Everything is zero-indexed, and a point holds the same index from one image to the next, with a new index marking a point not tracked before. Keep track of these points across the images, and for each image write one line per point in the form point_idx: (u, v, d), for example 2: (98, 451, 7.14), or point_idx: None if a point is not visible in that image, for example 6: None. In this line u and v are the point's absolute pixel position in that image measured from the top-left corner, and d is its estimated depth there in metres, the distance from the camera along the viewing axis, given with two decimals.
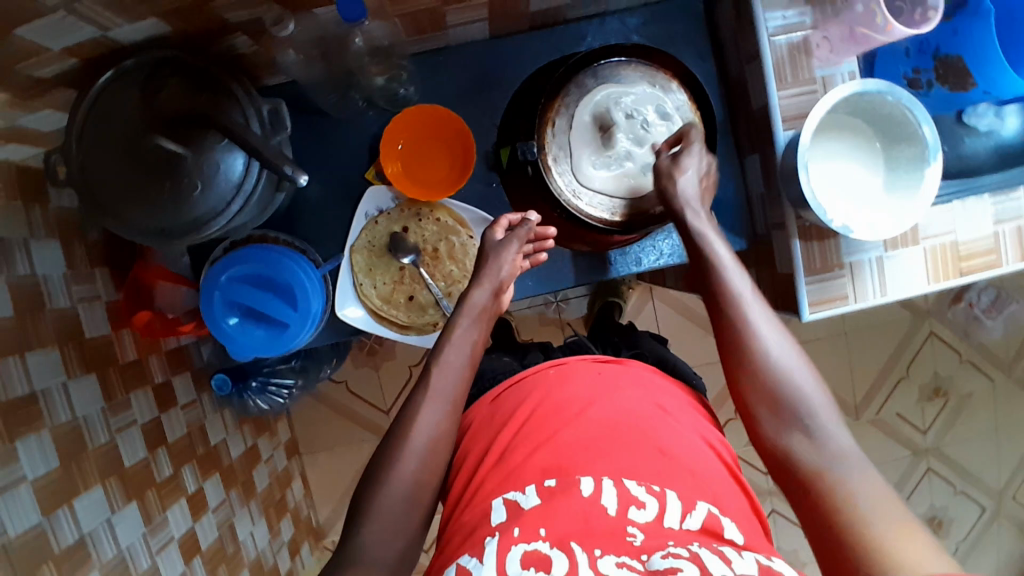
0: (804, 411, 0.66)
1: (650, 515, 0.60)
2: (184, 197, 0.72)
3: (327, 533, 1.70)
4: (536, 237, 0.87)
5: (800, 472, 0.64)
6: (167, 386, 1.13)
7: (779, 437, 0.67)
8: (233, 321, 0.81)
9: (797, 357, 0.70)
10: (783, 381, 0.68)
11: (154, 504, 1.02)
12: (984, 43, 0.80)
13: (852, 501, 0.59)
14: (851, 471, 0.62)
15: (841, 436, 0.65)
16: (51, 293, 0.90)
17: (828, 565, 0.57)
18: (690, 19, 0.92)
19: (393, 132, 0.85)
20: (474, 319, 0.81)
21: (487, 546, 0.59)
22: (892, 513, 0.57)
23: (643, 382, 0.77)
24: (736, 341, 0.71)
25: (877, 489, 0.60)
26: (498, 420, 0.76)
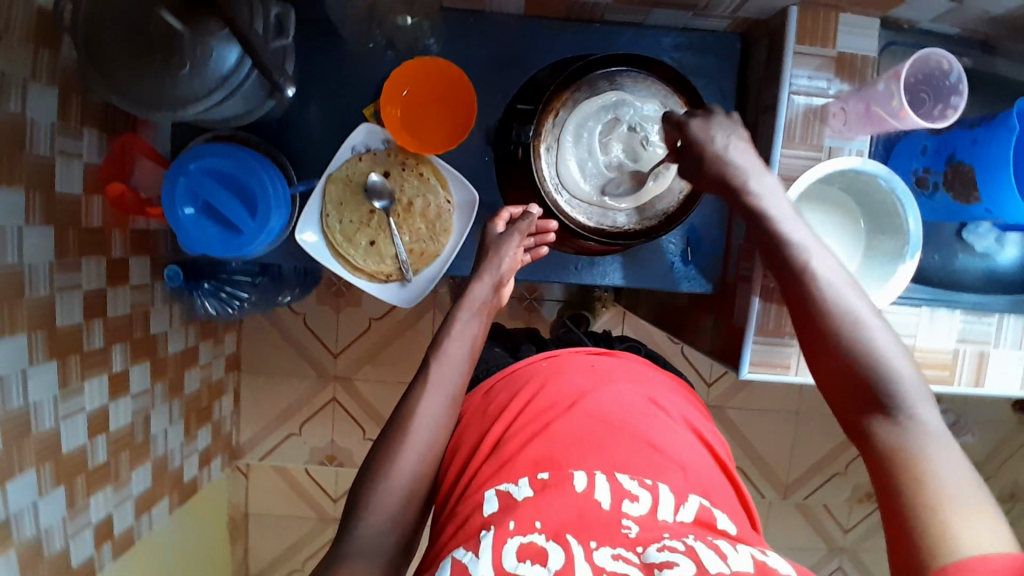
0: (885, 383, 0.60)
1: (643, 508, 0.61)
2: (170, 74, 0.70)
3: (243, 454, 1.70)
4: (538, 230, 0.85)
5: (876, 453, 0.58)
6: (123, 264, 1.13)
7: (859, 413, 0.61)
8: (189, 212, 0.80)
9: (889, 330, 0.64)
10: (855, 350, 0.63)
11: (74, 371, 1.02)
12: (999, 160, 0.80)
13: (930, 481, 0.54)
14: (936, 451, 0.56)
15: (928, 409, 0.59)
16: (35, 137, 0.90)
17: (889, 542, 0.54)
18: (723, 57, 0.91)
19: (401, 77, 0.83)
20: (474, 313, 0.81)
21: (481, 540, 0.58)
22: (976, 501, 0.52)
23: (637, 376, 0.78)
24: (814, 313, 0.66)
25: (964, 474, 0.54)
26: (491, 411, 0.76)
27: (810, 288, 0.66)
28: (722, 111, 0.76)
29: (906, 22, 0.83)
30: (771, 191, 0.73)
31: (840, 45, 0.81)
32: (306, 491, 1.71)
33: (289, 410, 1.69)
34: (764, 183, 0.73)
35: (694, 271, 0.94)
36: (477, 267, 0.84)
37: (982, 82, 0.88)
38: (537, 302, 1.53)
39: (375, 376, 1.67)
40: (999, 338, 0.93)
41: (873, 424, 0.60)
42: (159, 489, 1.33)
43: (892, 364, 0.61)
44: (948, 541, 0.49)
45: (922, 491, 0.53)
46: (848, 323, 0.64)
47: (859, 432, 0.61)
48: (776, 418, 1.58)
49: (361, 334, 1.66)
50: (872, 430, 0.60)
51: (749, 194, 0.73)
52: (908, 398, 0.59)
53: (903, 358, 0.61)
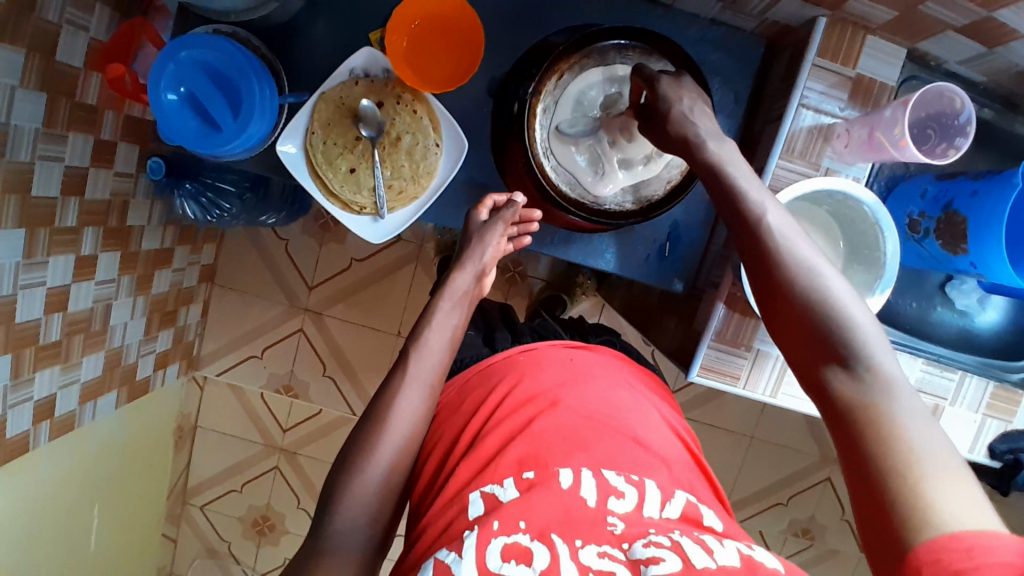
0: (838, 337, 0.56)
1: (630, 505, 0.60)
2: None
3: (202, 367, 1.70)
4: (521, 220, 0.86)
5: (838, 413, 0.55)
6: (112, 146, 1.12)
7: (817, 369, 0.58)
8: (172, 97, 0.78)
9: (843, 282, 0.59)
10: (813, 305, 0.58)
11: (41, 244, 1.00)
12: (994, 216, 0.77)
13: (894, 440, 0.51)
14: (901, 405, 0.53)
15: (884, 359, 0.55)
16: (45, 2, 0.88)
17: (862, 511, 0.51)
18: (745, 60, 0.89)
19: (412, 7, 0.81)
20: (456, 302, 0.80)
21: (465, 541, 0.57)
22: (936, 453, 0.50)
23: (611, 369, 0.79)
24: (770, 275, 0.61)
25: (927, 427, 0.52)
26: (467, 406, 0.75)
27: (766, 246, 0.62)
28: (689, 77, 0.72)
29: (934, 59, 0.80)
30: (730, 154, 0.67)
31: (859, 67, 0.79)
32: (257, 416, 1.71)
33: (255, 333, 1.68)
34: (725, 145, 0.68)
35: (669, 269, 0.93)
36: (460, 255, 0.84)
37: (995, 137, 0.86)
38: (520, 276, 1.51)
39: (345, 315, 1.67)
40: (957, 396, 0.92)
41: (831, 380, 0.56)
42: (109, 381, 1.32)
43: (851, 319, 0.57)
44: (917, 512, 0.47)
45: (890, 456, 0.51)
46: (804, 280, 0.59)
47: (817, 389, 0.57)
48: (729, 437, 1.58)
49: (341, 272, 1.65)
50: (831, 387, 0.56)
51: (710, 154, 0.67)
52: (867, 351, 0.55)
53: (862, 311, 0.58)
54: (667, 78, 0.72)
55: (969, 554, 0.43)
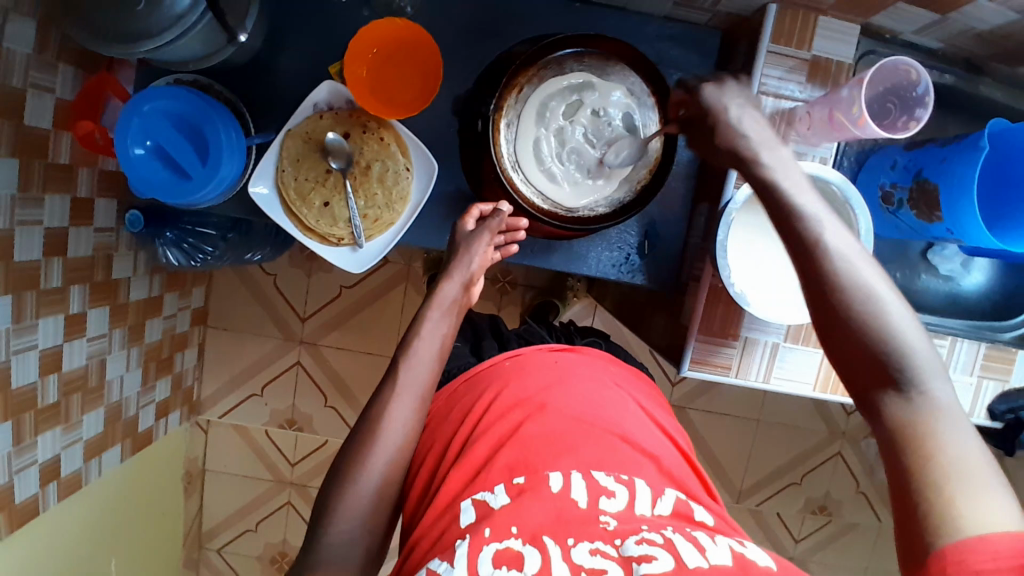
0: (892, 360, 0.54)
1: (621, 503, 0.61)
2: (128, 10, 0.68)
3: (205, 410, 1.70)
4: (508, 227, 0.85)
5: (881, 434, 0.54)
6: (89, 203, 1.13)
7: (866, 390, 0.56)
8: (139, 151, 0.78)
9: (898, 299, 0.57)
10: (869, 326, 0.56)
11: (29, 307, 1.01)
12: (963, 181, 0.78)
13: (939, 461, 0.50)
14: (949, 429, 0.51)
15: (936, 384, 0.53)
16: (6, 68, 0.89)
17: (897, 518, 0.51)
18: (704, 52, 0.89)
19: (369, 36, 0.82)
20: (444, 312, 0.79)
21: (457, 549, 0.58)
22: (984, 476, 0.48)
23: (597, 369, 0.79)
24: (816, 290, 0.59)
25: (976, 449, 0.50)
26: (456, 415, 0.75)
27: (817, 258, 0.59)
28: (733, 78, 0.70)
29: (889, 32, 0.81)
30: (781, 160, 0.65)
31: (815, 48, 0.79)
32: (264, 452, 1.71)
33: (253, 370, 1.68)
34: (773, 152, 0.66)
35: (652, 265, 0.93)
36: (447, 264, 0.82)
37: (959, 101, 0.86)
38: (511, 285, 1.51)
39: (340, 343, 1.67)
40: (950, 360, 0.92)
41: (878, 400, 0.55)
42: (112, 435, 1.32)
43: (903, 340, 0.55)
44: (949, 522, 0.47)
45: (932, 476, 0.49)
46: (859, 298, 0.57)
47: (866, 411, 0.55)
48: (735, 423, 1.58)
49: (332, 300, 1.65)
50: (879, 407, 0.54)
51: (760, 163, 0.65)
52: (920, 375, 0.53)
53: (914, 330, 0.56)
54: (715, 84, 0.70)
55: (993, 557, 0.44)
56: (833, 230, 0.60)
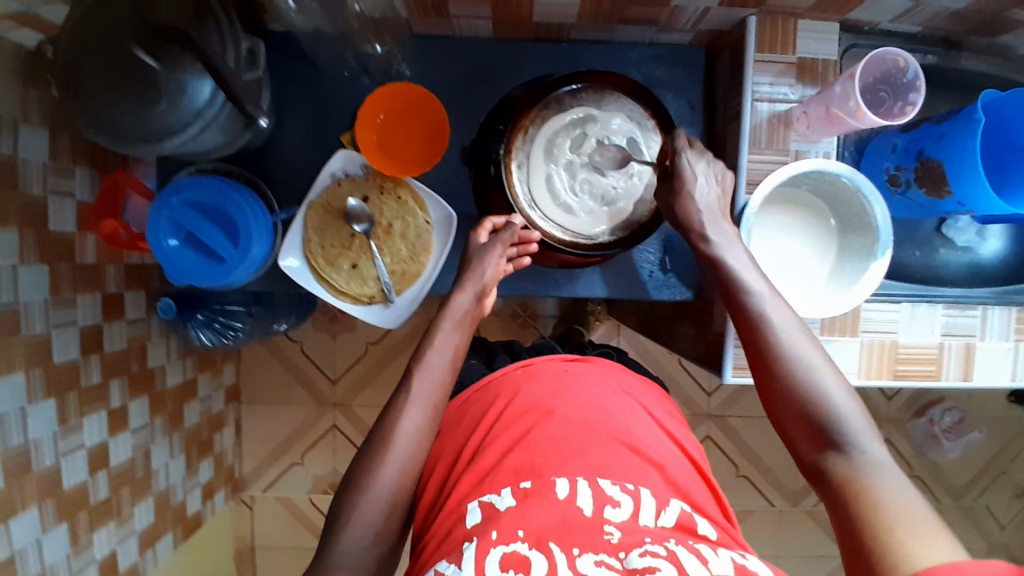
0: (831, 423, 0.64)
1: (626, 513, 0.61)
2: (147, 109, 0.71)
3: (248, 486, 1.70)
4: (520, 241, 0.82)
5: (829, 487, 0.62)
6: (118, 297, 1.16)
7: (814, 451, 0.65)
8: (173, 243, 0.82)
9: (831, 370, 0.67)
10: (810, 391, 0.66)
11: (72, 407, 1.03)
12: (966, 154, 0.80)
13: (879, 506, 0.57)
14: (886, 479, 0.59)
15: (870, 446, 0.63)
16: (25, 178, 0.94)
17: (850, 559, 0.57)
18: (691, 68, 0.93)
19: (374, 103, 0.86)
20: (456, 324, 0.79)
21: (464, 552, 0.58)
22: (922, 515, 0.55)
23: (607, 376, 0.81)
24: (765, 363, 0.69)
25: (911, 497, 0.57)
26: (468, 422, 0.77)
27: (762, 335, 0.70)
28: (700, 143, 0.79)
29: (867, 24, 0.84)
30: (730, 241, 0.75)
31: (800, 50, 0.83)
32: (310, 520, 1.70)
33: (290, 439, 1.69)
34: (725, 232, 0.76)
35: (674, 278, 0.94)
36: (459, 277, 0.82)
37: (947, 78, 0.89)
38: (531, 318, 1.54)
39: (372, 400, 1.68)
40: (985, 330, 0.91)
41: (824, 458, 0.64)
42: (163, 524, 1.33)
43: (836, 405, 0.65)
44: (898, 556, 0.53)
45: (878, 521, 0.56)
46: (799, 370, 0.67)
47: (815, 469, 0.64)
48: None
49: (358, 358, 1.67)
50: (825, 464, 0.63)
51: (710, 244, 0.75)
52: (854, 435, 0.63)
53: (846, 395, 0.65)
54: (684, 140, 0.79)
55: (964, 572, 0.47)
56: (776, 308, 0.71)
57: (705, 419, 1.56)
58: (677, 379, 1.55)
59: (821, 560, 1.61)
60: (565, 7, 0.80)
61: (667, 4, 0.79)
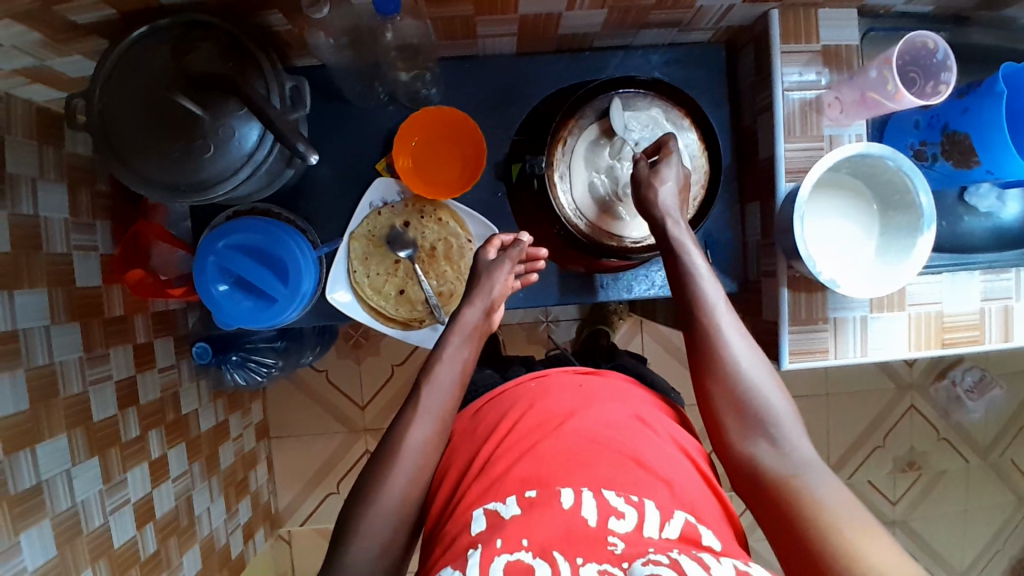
0: (768, 420, 0.67)
1: (630, 525, 0.61)
2: (195, 158, 0.71)
3: (284, 522, 1.68)
4: (529, 256, 0.88)
5: (766, 483, 0.65)
6: (148, 347, 1.14)
7: (746, 446, 0.67)
8: (222, 288, 0.82)
9: (767, 368, 0.70)
10: (749, 387, 0.69)
11: (115, 464, 1.02)
12: (992, 123, 0.81)
13: (821, 513, 0.60)
14: (820, 478, 0.63)
15: (803, 445, 0.66)
16: (50, 236, 0.92)
17: (794, 564, 0.59)
18: (712, 66, 0.95)
19: (410, 128, 0.87)
20: (465, 338, 0.80)
21: (469, 559, 0.58)
22: (856, 515, 0.60)
23: (623, 393, 0.79)
24: (707, 352, 0.71)
25: (844, 498, 0.61)
26: (480, 433, 0.77)
27: (705, 329, 0.72)
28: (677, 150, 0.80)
29: (883, 7, 0.86)
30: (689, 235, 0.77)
31: (823, 39, 0.84)
32: None
33: (322, 470, 1.68)
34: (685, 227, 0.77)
35: (718, 272, 0.96)
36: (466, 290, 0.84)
37: (961, 53, 0.91)
38: (553, 324, 1.53)
39: None
40: (1021, 292, 0.93)
41: (758, 454, 0.67)
42: (210, 570, 1.31)
43: (771, 404, 0.68)
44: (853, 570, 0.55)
45: (824, 522, 0.59)
46: (739, 366, 0.70)
47: (747, 463, 0.67)
48: (806, 402, 1.59)
49: (385, 382, 1.66)
50: (759, 461, 0.66)
51: (671, 233, 0.77)
52: (788, 432, 0.67)
53: (781, 392, 0.69)
54: (675, 141, 0.81)
55: None
56: (718, 298, 0.73)
57: None
58: None
59: None
60: (590, 18, 0.81)
61: (691, 7, 0.80)
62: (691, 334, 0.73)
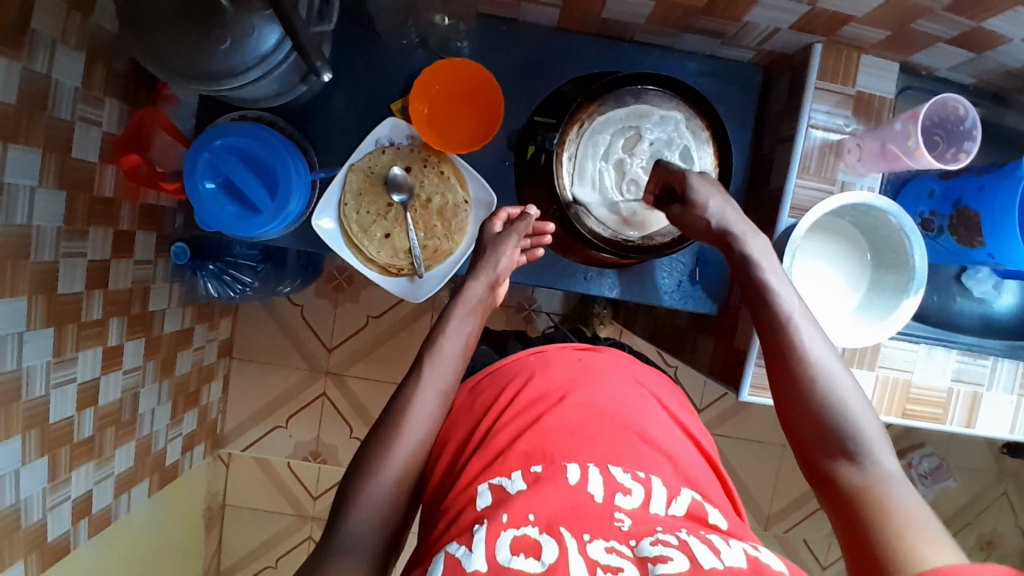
0: (848, 433, 0.65)
1: (636, 501, 0.60)
2: (208, 47, 0.70)
3: (226, 443, 1.68)
4: (534, 232, 0.87)
5: (840, 496, 0.63)
6: (129, 236, 1.12)
7: (825, 458, 0.66)
8: (209, 186, 0.81)
9: (851, 381, 0.68)
10: (829, 402, 0.67)
11: (70, 340, 1.00)
12: (1005, 208, 0.80)
13: (896, 522, 0.58)
14: (901, 492, 0.61)
15: (885, 460, 0.64)
16: (56, 100, 0.89)
17: (861, 572, 0.58)
18: (746, 88, 0.94)
19: (431, 75, 0.86)
20: (469, 311, 0.81)
21: (474, 534, 0.56)
22: (932, 526, 0.57)
23: (619, 366, 0.80)
24: (789, 366, 0.69)
25: (922, 510, 0.59)
26: (478, 408, 0.75)
27: (787, 341, 0.70)
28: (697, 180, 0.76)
29: (924, 69, 0.86)
30: (761, 247, 0.75)
31: (858, 84, 0.84)
32: (287, 486, 1.68)
33: (276, 402, 1.67)
34: (756, 239, 0.75)
35: (701, 291, 0.96)
36: (475, 264, 0.84)
37: (991, 133, 0.90)
38: (535, 313, 1.52)
39: (367, 373, 1.66)
40: (993, 381, 0.92)
41: (836, 467, 0.65)
42: (141, 470, 1.30)
43: (855, 419, 0.66)
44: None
45: (896, 532, 0.57)
46: (819, 378, 0.68)
47: (825, 475, 0.66)
48: (759, 447, 1.59)
49: (358, 330, 1.65)
50: (837, 474, 0.65)
51: (744, 247, 0.75)
52: (869, 445, 0.64)
53: (865, 409, 0.67)
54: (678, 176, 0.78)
55: None
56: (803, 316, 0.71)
57: None
58: None
59: None
60: (637, 8, 0.80)
61: (737, 20, 0.79)
62: (770, 345, 0.72)
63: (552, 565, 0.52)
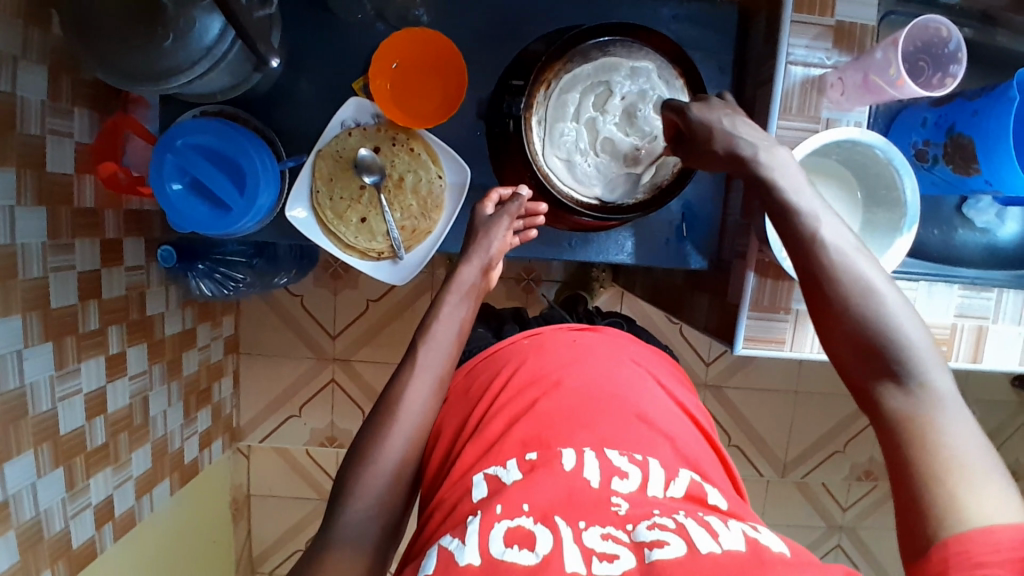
0: (891, 354, 0.57)
1: (633, 485, 0.59)
2: (152, 45, 0.68)
3: (245, 437, 1.71)
4: (527, 212, 0.86)
5: (884, 424, 0.56)
6: (118, 244, 1.12)
7: (866, 381, 0.58)
8: (176, 188, 0.80)
9: (898, 297, 0.60)
10: (868, 320, 0.58)
11: (70, 352, 1.01)
12: (1002, 133, 0.76)
13: (941, 454, 0.52)
14: (951, 418, 0.53)
15: (936, 382, 0.56)
16: (24, 117, 0.88)
17: (902, 511, 0.52)
18: (723, 30, 0.89)
19: (388, 50, 0.83)
20: (463, 296, 0.79)
21: (469, 526, 0.56)
22: (984, 459, 0.51)
23: (615, 343, 0.79)
24: (819, 287, 0.61)
25: (975, 441, 0.52)
26: (474, 393, 0.74)
27: (815, 254, 0.62)
28: (717, 97, 0.73)
29: None
30: (780, 162, 0.67)
31: (839, 13, 0.79)
32: (308, 472, 1.71)
33: (289, 393, 1.69)
34: (777, 152, 0.68)
35: (691, 246, 0.93)
36: (466, 248, 0.83)
37: (984, 53, 0.85)
38: (534, 283, 1.50)
39: (373, 357, 1.67)
40: (998, 313, 0.89)
41: (879, 391, 0.57)
42: (161, 470, 1.33)
43: (901, 335, 0.57)
44: (957, 518, 0.48)
45: (941, 468, 0.51)
46: (857, 294, 0.59)
47: (868, 401, 0.58)
48: (771, 397, 1.58)
49: (359, 315, 1.66)
50: (880, 399, 0.57)
51: (760, 164, 0.68)
52: (919, 366, 0.56)
53: (915, 327, 0.58)
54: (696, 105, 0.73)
55: (994, 548, 0.45)
56: (833, 227, 0.63)
57: (702, 389, 1.56)
58: (677, 350, 1.54)
59: (805, 530, 1.64)
60: None
61: None
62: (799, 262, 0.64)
63: (546, 556, 0.52)
